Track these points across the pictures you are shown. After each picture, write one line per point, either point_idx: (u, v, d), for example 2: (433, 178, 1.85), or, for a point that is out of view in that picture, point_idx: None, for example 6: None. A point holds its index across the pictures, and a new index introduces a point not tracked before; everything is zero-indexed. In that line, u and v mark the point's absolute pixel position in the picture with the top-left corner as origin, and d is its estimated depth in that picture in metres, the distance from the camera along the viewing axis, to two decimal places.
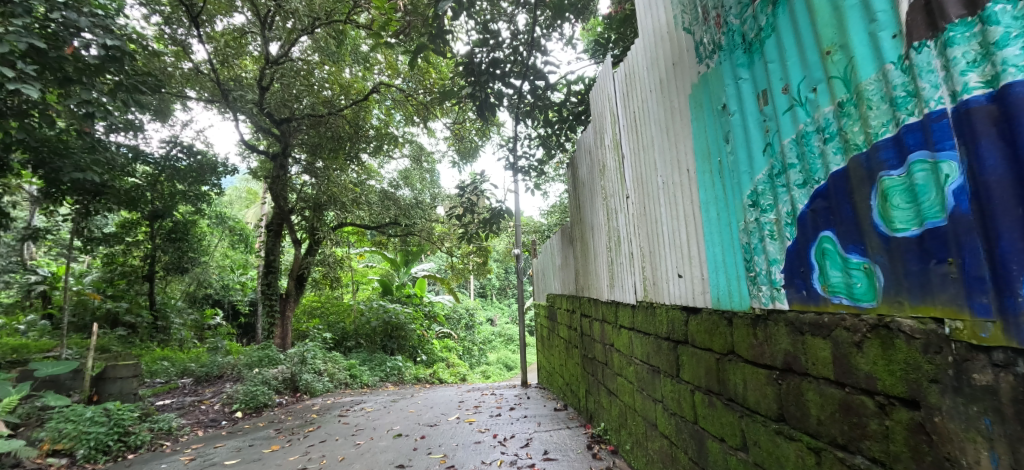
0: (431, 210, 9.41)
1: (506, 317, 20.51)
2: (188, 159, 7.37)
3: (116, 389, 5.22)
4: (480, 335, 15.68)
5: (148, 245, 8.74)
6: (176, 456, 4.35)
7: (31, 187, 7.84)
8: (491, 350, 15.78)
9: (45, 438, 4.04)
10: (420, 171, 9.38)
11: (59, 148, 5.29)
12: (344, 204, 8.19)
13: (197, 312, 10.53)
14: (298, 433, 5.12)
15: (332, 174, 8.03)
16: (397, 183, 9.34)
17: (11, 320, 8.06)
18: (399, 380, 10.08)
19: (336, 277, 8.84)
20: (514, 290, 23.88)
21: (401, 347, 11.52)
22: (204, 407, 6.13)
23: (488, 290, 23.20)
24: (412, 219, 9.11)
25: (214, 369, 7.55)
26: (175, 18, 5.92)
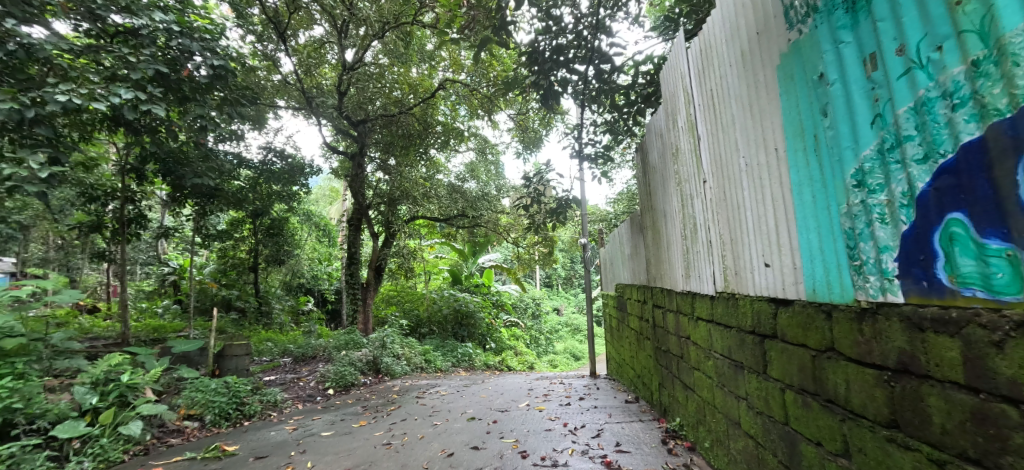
0: (496, 201, 9.56)
1: (573, 307, 20.55)
2: (281, 162, 8.14)
3: (232, 365, 5.92)
4: (547, 325, 15.83)
5: (252, 240, 9.80)
6: (281, 426, 4.85)
7: (161, 192, 9.10)
8: (558, 340, 15.81)
9: (181, 403, 4.72)
10: (485, 164, 9.51)
11: (182, 158, 6.08)
12: (416, 199, 8.46)
13: (292, 299, 11.60)
14: (381, 410, 5.50)
15: (404, 171, 8.36)
16: (464, 176, 9.49)
17: (152, 304, 9.57)
18: (470, 366, 10.38)
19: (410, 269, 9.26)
20: (579, 279, 23.75)
21: (471, 335, 11.86)
22: (302, 383, 6.75)
23: (554, 280, 23.27)
24: (479, 210, 9.30)
25: (309, 350, 8.27)
26: (266, 35, 6.53)
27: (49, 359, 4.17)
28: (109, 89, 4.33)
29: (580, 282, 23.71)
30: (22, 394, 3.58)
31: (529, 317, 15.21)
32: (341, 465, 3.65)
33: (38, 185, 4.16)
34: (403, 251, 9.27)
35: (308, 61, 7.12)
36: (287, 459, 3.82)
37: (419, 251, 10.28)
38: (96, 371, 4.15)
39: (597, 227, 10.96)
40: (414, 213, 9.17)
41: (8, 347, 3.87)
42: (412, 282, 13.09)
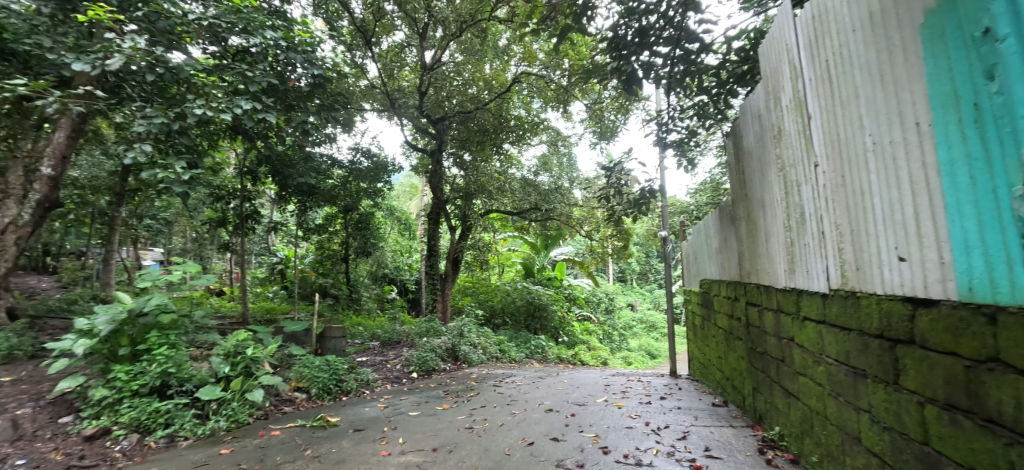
0: (569, 194, 9.45)
1: (648, 303, 19.84)
2: (368, 161, 8.77)
3: (332, 345, 6.51)
4: (620, 320, 15.45)
5: (344, 233, 10.67)
6: (374, 402, 5.27)
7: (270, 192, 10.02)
8: (632, 337, 15.37)
9: (293, 377, 5.30)
10: (558, 156, 9.42)
11: (286, 161, 7.08)
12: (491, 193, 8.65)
13: (379, 288, 12.43)
14: (462, 395, 5.73)
15: (479, 165, 8.65)
16: (537, 169, 9.48)
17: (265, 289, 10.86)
18: (543, 358, 10.42)
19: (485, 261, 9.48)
20: (655, 275, 22.87)
21: (543, 327, 11.85)
22: (389, 366, 7.23)
23: (628, 275, 22.60)
24: (551, 203, 9.23)
25: (394, 335, 8.83)
26: (355, 45, 7.11)
27: (193, 332, 4.88)
28: (230, 101, 4.95)
29: (656, 278, 22.77)
30: (172, 362, 4.18)
31: (603, 311, 14.92)
32: (429, 444, 3.85)
33: (181, 186, 4.91)
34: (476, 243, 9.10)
35: (390, 66, 7.61)
36: (381, 434, 4.13)
37: (494, 244, 10.49)
38: (227, 344, 4.74)
39: (678, 219, 10.37)
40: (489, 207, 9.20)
41: (162, 322, 4.33)
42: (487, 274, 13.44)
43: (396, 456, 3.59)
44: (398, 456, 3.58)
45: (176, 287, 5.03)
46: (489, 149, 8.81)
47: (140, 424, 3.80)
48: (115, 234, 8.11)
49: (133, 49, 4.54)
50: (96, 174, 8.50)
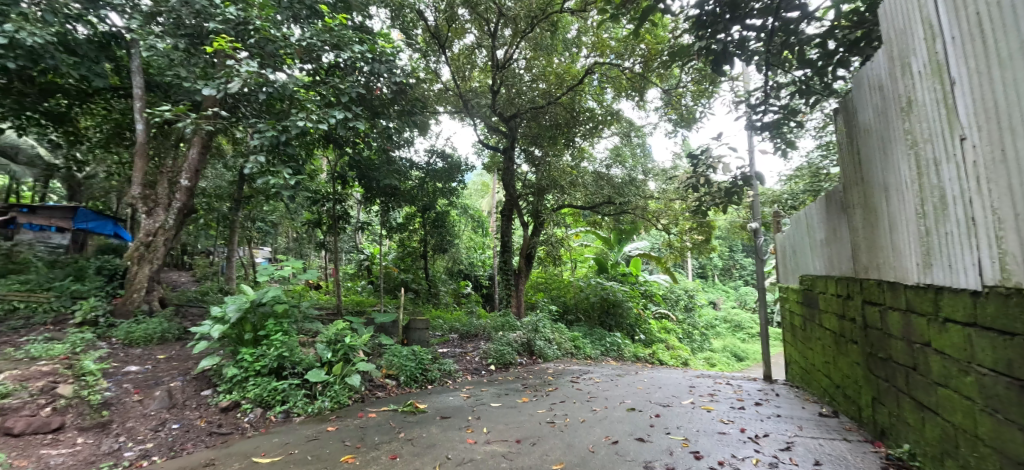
0: (644, 186, 9.00)
1: (732, 301, 18.50)
2: (443, 161, 9.17)
3: (417, 337, 6.85)
4: (702, 319, 14.57)
5: (421, 231, 11.21)
6: (456, 392, 5.47)
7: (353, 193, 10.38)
8: (716, 337, 14.40)
9: (384, 364, 5.66)
10: (630, 146, 9.03)
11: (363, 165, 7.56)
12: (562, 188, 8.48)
13: (455, 283, 12.80)
14: (540, 390, 5.74)
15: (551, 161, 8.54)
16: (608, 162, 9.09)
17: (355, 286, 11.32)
18: (619, 355, 10.09)
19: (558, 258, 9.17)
20: (739, 271, 21.29)
21: (619, 324, 11.47)
22: (468, 357, 7.43)
23: (708, 271, 21.28)
24: (625, 196, 8.77)
25: (472, 329, 8.92)
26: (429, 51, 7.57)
27: (300, 321, 5.41)
28: (325, 112, 5.43)
29: (741, 274, 21.17)
30: (286, 347, 4.68)
31: (682, 309, 14.16)
32: (513, 435, 3.92)
33: (289, 190, 5.47)
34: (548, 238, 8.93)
35: (461, 65, 7.96)
36: (466, 422, 4.28)
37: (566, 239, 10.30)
38: (329, 333, 5.14)
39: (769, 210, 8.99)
40: (563, 202, 9.00)
41: (278, 311, 4.85)
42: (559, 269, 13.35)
43: (482, 445, 3.70)
44: (485, 445, 3.69)
45: (285, 281, 5.59)
46: (561, 143, 8.77)
47: (264, 399, 4.30)
48: (234, 234, 9.24)
49: (249, 73, 5.15)
50: (218, 184, 9.85)
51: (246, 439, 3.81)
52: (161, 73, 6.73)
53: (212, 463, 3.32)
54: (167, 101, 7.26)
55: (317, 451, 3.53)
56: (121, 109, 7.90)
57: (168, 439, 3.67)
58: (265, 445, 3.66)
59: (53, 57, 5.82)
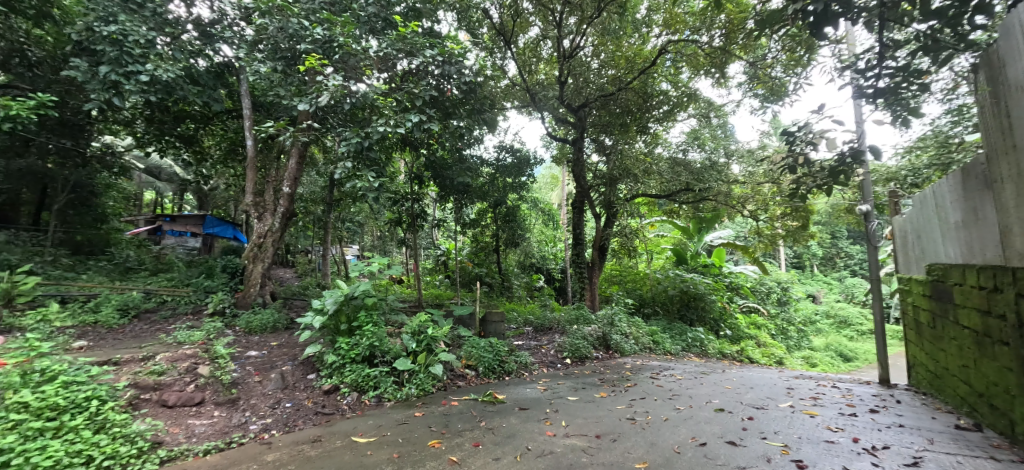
0: (725, 170, 8.32)
1: (835, 294, 16.65)
2: (512, 156, 9.37)
3: (494, 330, 7.04)
4: (798, 313, 13.31)
5: (492, 225, 11.25)
6: (534, 384, 5.56)
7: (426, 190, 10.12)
8: (816, 334, 13.06)
9: (464, 355, 5.90)
10: (709, 127, 8.41)
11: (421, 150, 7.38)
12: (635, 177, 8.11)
13: (528, 277, 12.87)
14: (619, 385, 5.64)
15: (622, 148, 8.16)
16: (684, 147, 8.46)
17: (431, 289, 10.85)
18: (703, 352, 9.50)
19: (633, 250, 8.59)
20: (844, 261, 19.13)
21: (701, 318, 10.81)
22: (544, 350, 7.50)
23: (806, 261, 19.36)
24: (705, 182, 8.14)
25: (546, 322, 9.02)
26: (494, 47, 7.71)
27: (388, 313, 5.81)
28: (399, 118, 5.74)
29: (847, 263, 18.97)
30: (376, 337, 5.07)
31: (774, 302, 13.06)
32: (592, 430, 3.93)
33: (373, 192, 5.89)
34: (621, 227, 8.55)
35: (528, 58, 7.87)
36: (545, 414, 4.36)
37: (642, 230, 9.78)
38: (412, 325, 5.44)
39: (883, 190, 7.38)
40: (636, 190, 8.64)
41: (368, 304, 5.27)
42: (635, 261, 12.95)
43: (561, 438, 3.75)
44: (564, 438, 3.75)
45: (373, 276, 6.04)
46: (633, 130, 8.56)
47: (359, 384, 4.72)
48: (328, 233, 10.14)
49: (335, 86, 5.60)
50: (314, 190, 10.89)
51: (345, 419, 4.22)
52: (264, 94, 7.57)
53: (319, 440, 3.72)
54: (270, 118, 8.15)
55: (407, 435, 3.81)
56: (235, 128, 9.01)
57: (283, 415, 4.17)
58: (362, 426, 4.02)
59: (182, 87, 6.79)
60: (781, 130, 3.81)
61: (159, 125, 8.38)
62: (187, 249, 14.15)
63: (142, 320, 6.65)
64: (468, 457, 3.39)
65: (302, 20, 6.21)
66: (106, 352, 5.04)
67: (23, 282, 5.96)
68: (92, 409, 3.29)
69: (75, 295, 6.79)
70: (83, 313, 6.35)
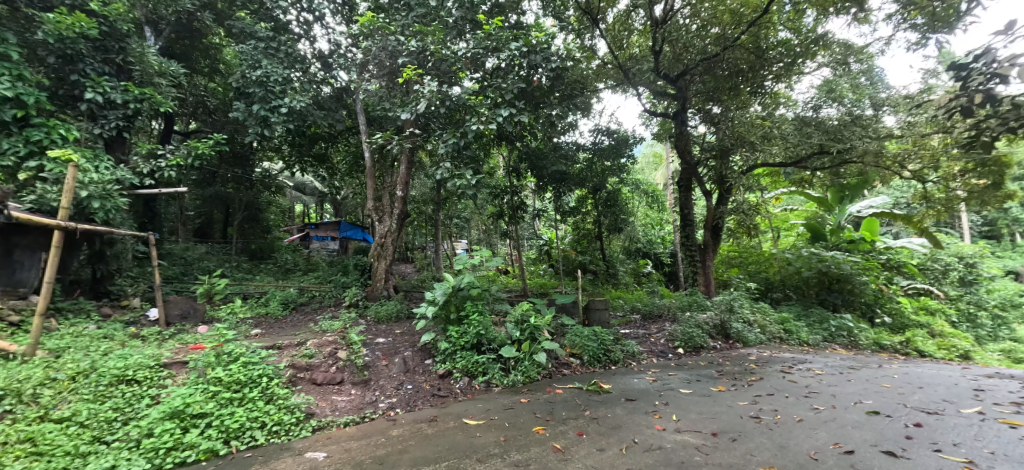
0: (873, 124, 7.16)
1: None
2: (609, 138, 9.30)
3: (598, 318, 7.09)
4: (994, 295, 10.71)
5: (594, 211, 11.27)
6: (643, 375, 5.50)
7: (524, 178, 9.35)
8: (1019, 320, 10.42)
9: (567, 344, 6.03)
10: (849, 76, 7.59)
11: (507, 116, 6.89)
12: (753, 144, 7.47)
13: (634, 262, 12.62)
14: (741, 379, 5.31)
15: (734, 114, 7.69)
16: (818, 100, 7.66)
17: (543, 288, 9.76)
18: (851, 344, 7.98)
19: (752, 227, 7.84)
20: None
21: (849, 303, 9.34)
22: (654, 339, 7.29)
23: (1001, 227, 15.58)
24: (845, 142, 7.19)
25: (655, 309, 8.76)
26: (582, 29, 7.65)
27: (493, 303, 6.15)
28: (489, 115, 6.03)
29: None
30: (482, 326, 5.43)
31: (953, 283, 10.77)
32: (707, 427, 3.86)
33: (471, 189, 6.27)
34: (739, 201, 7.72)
35: (619, 34, 7.77)
36: (653, 407, 4.34)
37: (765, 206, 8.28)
38: (516, 314, 5.70)
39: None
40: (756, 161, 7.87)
41: (473, 294, 5.63)
42: (756, 240, 11.79)
43: (671, 433, 3.74)
44: (674, 434, 3.74)
45: (477, 267, 6.41)
46: (746, 93, 8.01)
47: (469, 370, 5.13)
48: (439, 230, 10.91)
49: (431, 92, 6.08)
50: (423, 191, 11.86)
51: (458, 402, 4.62)
52: (374, 108, 8.43)
53: (435, 419, 4.14)
54: (382, 130, 9.05)
55: (513, 420, 4.07)
56: (355, 142, 10.15)
57: (406, 395, 4.70)
58: (473, 409, 4.38)
59: (312, 113, 7.91)
60: (953, 64, 3.32)
61: (298, 147, 9.81)
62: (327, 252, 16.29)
63: (298, 311, 7.91)
64: (571, 446, 3.54)
65: (398, 37, 6.74)
66: (273, 338, 6.11)
67: (214, 283, 7.43)
68: (263, 384, 4.04)
69: (251, 292, 8.34)
70: (257, 306, 7.77)
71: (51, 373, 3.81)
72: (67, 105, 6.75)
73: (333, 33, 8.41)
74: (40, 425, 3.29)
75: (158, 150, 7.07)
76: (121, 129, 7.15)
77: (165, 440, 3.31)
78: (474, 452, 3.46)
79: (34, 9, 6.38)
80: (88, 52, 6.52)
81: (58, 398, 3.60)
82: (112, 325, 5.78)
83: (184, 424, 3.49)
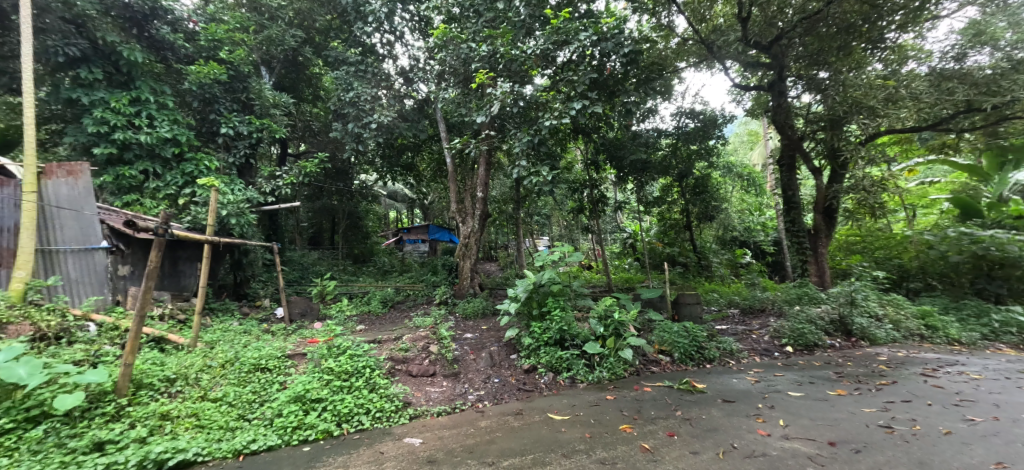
0: None
1: None
2: (695, 121, 8.92)
3: (688, 312, 6.82)
4: None
5: (682, 201, 10.77)
6: (743, 375, 5.22)
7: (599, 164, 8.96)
8: None
9: (655, 340, 5.89)
10: (1006, 12, 6.45)
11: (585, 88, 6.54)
12: (873, 109, 6.66)
13: (729, 253, 11.85)
14: (867, 382, 4.86)
15: (848, 76, 6.79)
16: (962, 47, 6.65)
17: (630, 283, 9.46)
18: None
19: (877, 205, 7.05)
20: None
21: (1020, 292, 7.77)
22: (755, 336, 6.77)
23: None
24: (1003, 94, 6.35)
25: (757, 303, 8.16)
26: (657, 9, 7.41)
27: (575, 298, 6.18)
28: (563, 107, 6.07)
29: None
30: (564, 322, 5.50)
31: None
32: (822, 435, 3.60)
33: (547, 185, 6.39)
34: (858, 176, 7.08)
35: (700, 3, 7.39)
36: (755, 410, 4.13)
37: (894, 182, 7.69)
38: (598, 309, 5.61)
39: None
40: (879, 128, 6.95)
41: (554, 290, 5.72)
42: (885, 222, 10.41)
43: (778, 440, 3.55)
44: (781, 440, 3.54)
45: (558, 262, 6.46)
46: (860, 50, 7.10)
47: (553, 365, 5.24)
48: (520, 228, 11.12)
49: (503, 94, 6.25)
50: (503, 190, 12.21)
51: (543, 397, 4.76)
52: (453, 115, 8.89)
53: (521, 413, 4.31)
54: (461, 136, 9.47)
55: (599, 416, 4.10)
56: (438, 148, 10.78)
57: (493, 389, 4.94)
58: (558, 404, 4.48)
59: (399, 126, 8.56)
60: None
61: (388, 159, 10.63)
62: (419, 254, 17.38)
63: (395, 308, 8.59)
64: (661, 447, 3.49)
65: (470, 44, 7.03)
66: (375, 333, 6.75)
67: (325, 283, 8.38)
68: (367, 374, 4.50)
69: (355, 292, 9.21)
70: (361, 304, 8.58)
71: (207, 361, 4.61)
72: (208, 140, 8.05)
73: (413, 49, 9.00)
74: (202, 403, 3.96)
75: (276, 171, 8.11)
76: (248, 156, 8.37)
77: (291, 419, 3.84)
78: (560, 447, 3.56)
79: (181, 63, 7.51)
80: (221, 94, 7.74)
81: (212, 381, 4.32)
82: (249, 321, 6.77)
83: (305, 407, 4.02)
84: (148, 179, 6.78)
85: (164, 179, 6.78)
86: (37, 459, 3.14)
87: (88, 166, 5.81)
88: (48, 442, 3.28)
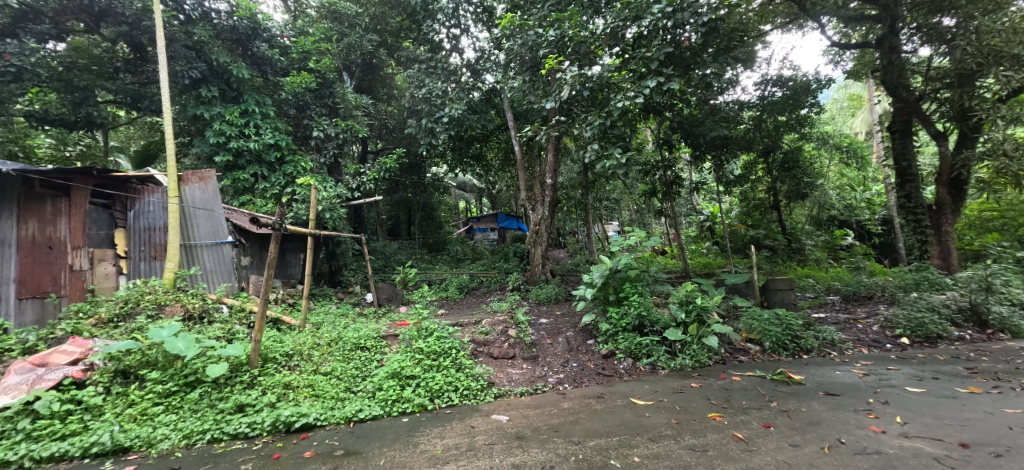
0: None
1: None
2: (782, 90, 8.19)
3: (779, 299, 6.35)
4: None
5: (768, 179, 9.97)
6: (850, 368, 4.79)
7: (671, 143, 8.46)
8: None
9: (742, 328, 5.60)
10: None
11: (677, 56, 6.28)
12: (1018, 57, 5.75)
13: (826, 234, 10.78)
14: (1007, 380, 4.24)
15: (981, 21, 5.83)
16: None
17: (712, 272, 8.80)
18: None
19: (1021, 170, 6.14)
20: None
21: None
22: (862, 326, 6.11)
23: None
24: None
25: (862, 289, 7.35)
26: None
27: (653, 284, 6.03)
28: (636, 86, 5.87)
29: None
30: (644, 307, 5.40)
31: None
32: (951, 436, 3.22)
33: (621, 168, 6.26)
34: (996, 138, 6.11)
35: None
36: (866, 405, 3.79)
37: None
38: (679, 294, 5.44)
39: None
40: None
41: (631, 275, 5.65)
42: None
43: (896, 437, 3.24)
44: (899, 438, 3.23)
45: (634, 248, 6.31)
46: None
47: (633, 351, 5.18)
48: (589, 214, 10.98)
49: (572, 78, 6.20)
50: (571, 177, 12.13)
51: (624, 382, 4.74)
52: (521, 104, 8.97)
53: (602, 397, 4.33)
54: (529, 123, 9.54)
55: (685, 404, 4.01)
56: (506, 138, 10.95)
57: (572, 372, 5.01)
58: (640, 390, 4.45)
59: (468, 119, 8.82)
60: None
61: (458, 151, 10.99)
62: (491, 243, 17.84)
63: (471, 295, 8.93)
64: (757, 437, 3.34)
65: (537, 30, 7.03)
66: (455, 317, 7.12)
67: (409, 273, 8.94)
68: (453, 355, 4.78)
69: (433, 279, 9.71)
70: (440, 291, 9.04)
71: (316, 340, 5.17)
72: (303, 143, 8.87)
73: (478, 41, 9.16)
74: (316, 375, 4.45)
75: (361, 169, 8.76)
76: (336, 156, 9.13)
77: (390, 395, 4.20)
78: (645, 431, 3.54)
79: (278, 75, 8.30)
80: (311, 101, 8.47)
81: (322, 357, 4.82)
82: (345, 306, 7.46)
83: (401, 382, 4.38)
84: (258, 181, 7.64)
85: (270, 181, 7.63)
86: (197, 416, 3.76)
87: (214, 173, 6.74)
88: (203, 402, 3.91)
